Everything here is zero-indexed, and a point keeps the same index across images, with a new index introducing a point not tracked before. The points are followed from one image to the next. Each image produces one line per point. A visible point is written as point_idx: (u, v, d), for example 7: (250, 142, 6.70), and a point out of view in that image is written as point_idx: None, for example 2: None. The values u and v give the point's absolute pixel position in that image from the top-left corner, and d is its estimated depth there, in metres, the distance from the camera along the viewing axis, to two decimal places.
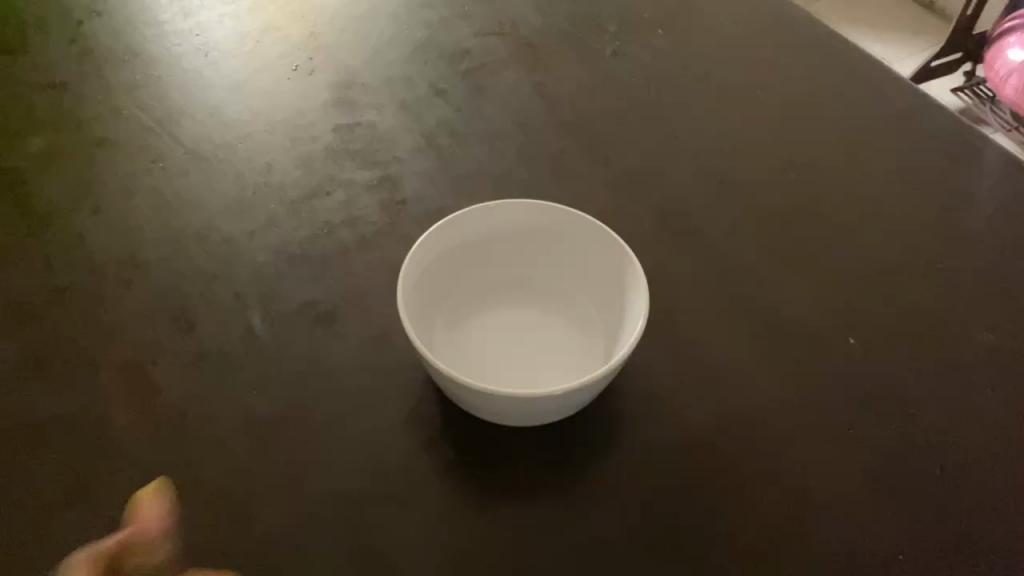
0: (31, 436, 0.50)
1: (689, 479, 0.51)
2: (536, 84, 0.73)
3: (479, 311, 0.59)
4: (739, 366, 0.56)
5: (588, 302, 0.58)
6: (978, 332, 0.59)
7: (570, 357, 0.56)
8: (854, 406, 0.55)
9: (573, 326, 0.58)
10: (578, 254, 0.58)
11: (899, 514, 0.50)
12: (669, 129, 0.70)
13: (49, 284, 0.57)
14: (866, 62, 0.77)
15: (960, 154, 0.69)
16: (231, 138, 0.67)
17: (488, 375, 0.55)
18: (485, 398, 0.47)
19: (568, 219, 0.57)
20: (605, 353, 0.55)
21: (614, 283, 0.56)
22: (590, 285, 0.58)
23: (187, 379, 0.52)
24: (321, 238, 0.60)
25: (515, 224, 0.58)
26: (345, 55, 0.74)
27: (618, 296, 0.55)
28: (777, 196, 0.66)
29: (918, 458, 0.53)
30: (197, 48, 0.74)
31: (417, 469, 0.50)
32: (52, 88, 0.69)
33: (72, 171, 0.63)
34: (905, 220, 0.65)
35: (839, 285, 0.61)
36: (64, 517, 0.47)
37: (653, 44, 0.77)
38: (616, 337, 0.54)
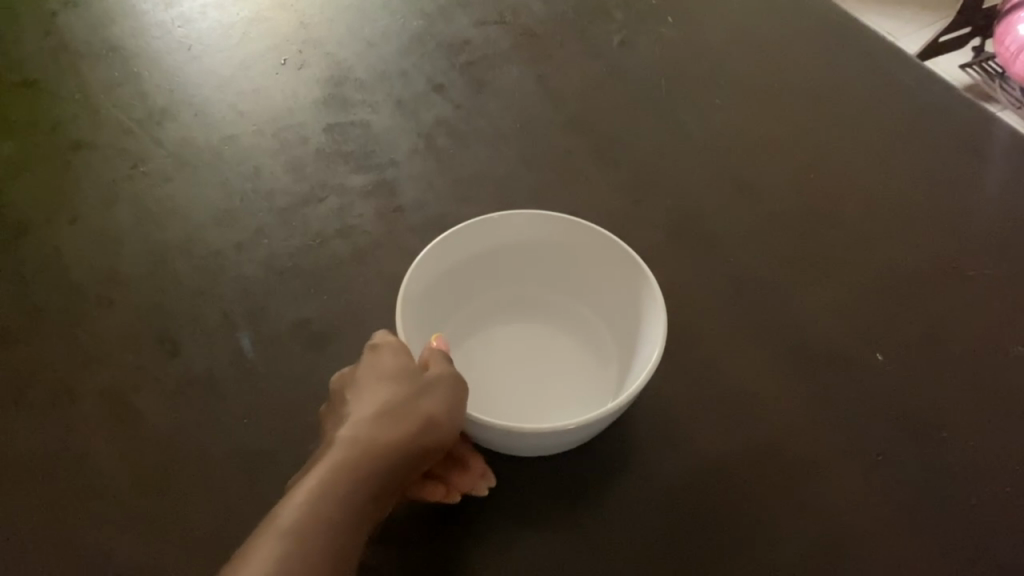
0: (6, 473, 0.47)
1: (709, 508, 0.47)
2: (539, 78, 0.69)
3: (482, 330, 0.57)
4: (760, 384, 0.53)
5: (600, 321, 0.56)
6: (1013, 344, 0.55)
7: (580, 381, 0.54)
8: (885, 426, 0.51)
9: (583, 349, 0.56)
10: (589, 270, 0.55)
11: (939, 547, 0.47)
12: (680, 127, 0.67)
13: (23, 303, 0.53)
14: (886, 51, 0.73)
15: (988, 150, 0.66)
16: (216, 140, 0.63)
17: (495, 402, 0.52)
18: (491, 432, 0.43)
19: (579, 231, 0.53)
20: (617, 378, 0.52)
21: (628, 305, 0.53)
22: (601, 305, 0.56)
23: (171, 407, 0.49)
24: (313, 250, 0.57)
25: (521, 234, 0.54)
26: (337, 47, 0.70)
27: (633, 317, 0.52)
28: (795, 199, 0.63)
29: (957, 484, 0.49)
30: (179, 41, 0.70)
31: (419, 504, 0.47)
32: (26, 87, 0.65)
33: (47, 179, 0.60)
34: (931, 223, 0.62)
35: (862, 295, 0.58)
36: (40, 562, 0.43)
37: (662, 34, 0.73)
38: (629, 363, 0.51)
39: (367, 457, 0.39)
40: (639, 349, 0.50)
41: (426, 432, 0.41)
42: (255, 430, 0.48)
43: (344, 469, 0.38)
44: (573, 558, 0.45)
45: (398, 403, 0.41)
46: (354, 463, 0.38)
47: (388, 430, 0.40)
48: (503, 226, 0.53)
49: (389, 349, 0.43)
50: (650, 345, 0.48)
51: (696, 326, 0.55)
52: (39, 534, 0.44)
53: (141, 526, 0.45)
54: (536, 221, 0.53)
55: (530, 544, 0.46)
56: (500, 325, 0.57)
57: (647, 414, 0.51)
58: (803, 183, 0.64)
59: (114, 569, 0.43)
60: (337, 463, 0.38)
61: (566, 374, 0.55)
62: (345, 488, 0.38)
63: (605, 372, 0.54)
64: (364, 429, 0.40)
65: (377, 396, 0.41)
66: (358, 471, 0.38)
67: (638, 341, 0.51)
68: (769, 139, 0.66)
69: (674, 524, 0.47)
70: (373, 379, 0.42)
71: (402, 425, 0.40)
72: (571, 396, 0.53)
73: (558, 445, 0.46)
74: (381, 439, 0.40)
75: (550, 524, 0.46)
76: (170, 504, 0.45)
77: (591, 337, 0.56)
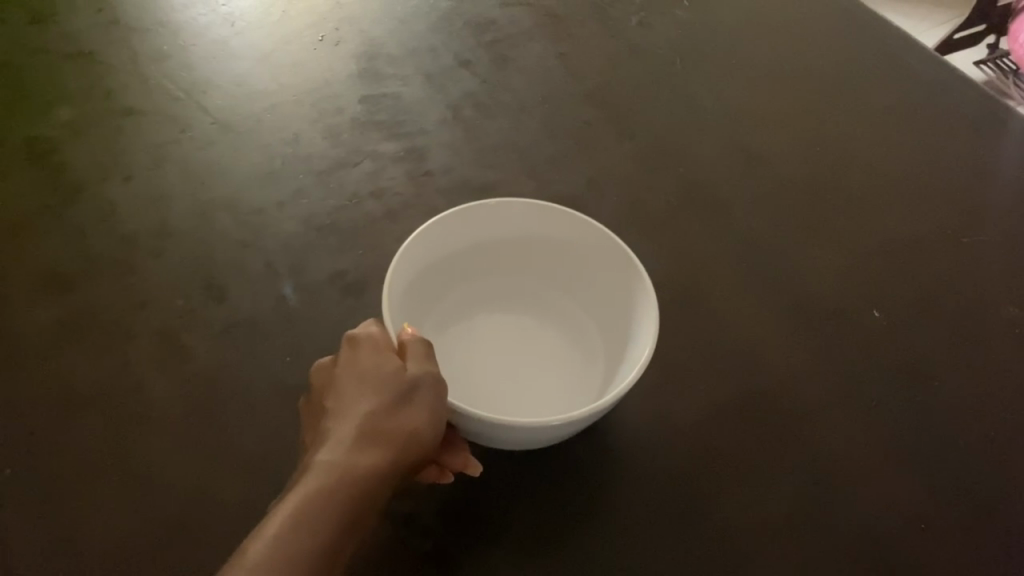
0: (68, 400, 0.51)
1: (711, 442, 0.51)
2: (561, 56, 0.73)
3: (466, 315, 0.60)
4: (764, 335, 0.57)
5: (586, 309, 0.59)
6: (1002, 306, 0.59)
7: (564, 373, 0.57)
8: (879, 378, 0.55)
9: (568, 337, 0.59)
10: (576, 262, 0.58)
11: (929, 488, 0.51)
12: (694, 101, 0.70)
13: (82, 253, 0.58)
14: (892, 34, 0.76)
15: (987, 129, 0.69)
16: (258, 109, 0.67)
17: (483, 388, 0.55)
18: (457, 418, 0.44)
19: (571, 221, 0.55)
20: (599, 377, 0.56)
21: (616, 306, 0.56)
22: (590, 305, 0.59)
23: (219, 347, 0.53)
24: (348, 210, 0.61)
25: (519, 223, 0.57)
26: (370, 25, 0.74)
27: (620, 317, 0.55)
28: (802, 169, 0.66)
29: (945, 433, 0.53)
30: (223, 18, 0.74)
31: None
32: (80, 58, 0.70)
33: (102, 141, 0.64)
34: (930, 194, 0.65)
35: (862, 258, 0.61)
36: (102, 480, 0.48)
37: (678, 15, 0.77)
38: (612, 362, 0.55)
39: (346, 479, 0.39)
40: (627, 336, 0.54)
41: (408, 443, 0.42)
42: (297, 369, 0.53)
43: (330, 484, 0.39)
44: (575, 492, 0.48)
45: (378, 413, 0.42)
46: (334, 485, 0.39)
47: (370, 444, 0.41)
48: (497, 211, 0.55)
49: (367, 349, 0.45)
50: (633, 341, 0.51)
51: (708, 283, 0.59)
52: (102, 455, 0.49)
53: (193, 451, 0.49)
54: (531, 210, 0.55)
55: (512, 500, 0.48)
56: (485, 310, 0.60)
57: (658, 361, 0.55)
58: (810, 156, 0.67)
59: (170, 487, 0.48)
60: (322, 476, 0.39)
61: (552, 361, 0.58)
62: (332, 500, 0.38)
63: (588, 370, 0.57)
64: (346, 441, 0.41)
65: (356, 402, 0.43)
66: (338, 493, 0.39)
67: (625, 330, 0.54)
68: (779, 115, 0.70)
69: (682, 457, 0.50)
70: (355, 383, 0.43)
71: (384, 438, 0.42)
72: (556, 382, 0.57)
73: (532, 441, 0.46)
74: (359, 460, 0.40)
75: (565, 452, 0.50)
76: (219, 433, 0.50)
77: (575, 323, 0.60)
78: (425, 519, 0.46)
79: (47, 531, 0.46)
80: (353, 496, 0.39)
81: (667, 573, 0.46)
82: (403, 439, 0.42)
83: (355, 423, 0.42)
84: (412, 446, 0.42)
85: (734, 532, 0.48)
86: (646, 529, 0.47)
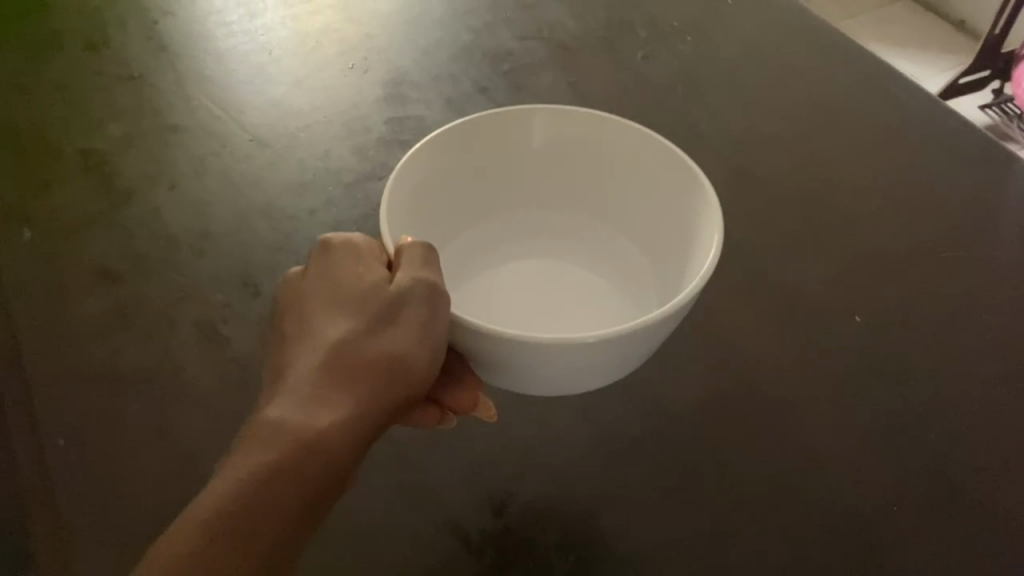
0: (115, 380, 0.56)
1: (695, 436, 0.57)
2: (572, 84, 0.79)
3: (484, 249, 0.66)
4: (746, 341, 0.63)
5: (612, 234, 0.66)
6: (979, 313, 0.63)
7: (581, 323, 0.65)
8: (856, 379, 0.60)
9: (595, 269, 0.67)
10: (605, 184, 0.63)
11: (900, 475, 0.55)
12: (693, 128, 0.76)
13: (130, 251, 0.63)
14: (884, 66, 0.81)
15: (969, 155, 0.74)
16: (293, 128, 0.73)
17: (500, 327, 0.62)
18: (488, 344, 0.46)
19: (608, 129, 0.58)
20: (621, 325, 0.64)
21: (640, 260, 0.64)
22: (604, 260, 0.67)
23: (253, 336, 0.58)
24: (374, 218, 0.66)
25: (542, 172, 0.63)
26: (396, 55, 0.81)
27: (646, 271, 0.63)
28: (792, 191, 0.72)
29: (920, 426, 0.57)
30: (260, 47, 0.82)
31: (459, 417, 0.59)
32: (132, 80, 0.77)
33: (149, 153, 0.71)
34: (914, 213, 0.70)
35: (846, 271, 0.66)
36: (143, 450, 0.53)
37: (681, 49, 0.83)
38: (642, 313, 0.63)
39: (313, 416, 0.43)
40: (673, 249, 0.59)
41: (384, 367, 0.45)
42: None
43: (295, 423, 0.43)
44: (572, 480, 0.55)
45: (354, 339, 0.45)
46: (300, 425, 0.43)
47: (344, 374, 0.44)
48: (520, 123, 0.59)
49: (341, 263, 0.48)
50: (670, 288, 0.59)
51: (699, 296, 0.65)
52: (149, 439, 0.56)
53: (227, 426, 0.54)
54: (558, 112, 0.58)
55: (516, 479, 0.55)
56: (503, 245, 0.67)
57: (650, 364, 0.61)
58: (801, 177, 0.73)
59: (207, 458, 0.52)
60: (266, 424, 0.43)
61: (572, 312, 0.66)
62: (284, 449, 0.42)
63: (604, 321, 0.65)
64: (317, 372, 0.44)
65: (335, 327, 0.46)
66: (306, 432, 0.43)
67: (670, 248, 0.60)
68: (772, 141, 0.75)
69: (666, 451, 0.57)
70: (334, 306, 0.47)
71: (354, 364, 0.45)
72: (583, 319, 0.65)
73: (526, 371, 0.48)
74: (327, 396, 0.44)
75: (562, 448, 0.57)
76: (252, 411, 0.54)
77: (599, 253, 0.67)
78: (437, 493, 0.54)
79: (94, 493, 0.51)
80: (298, 440, 0.42)
81: (648, 544, 0.52)
82: (377, 365, 0.45)
83: (319, 354, 0.45)
84: (388, 370, 0.45)
85: (716, 512, 0.53)
86: (629, 514, 0.53)
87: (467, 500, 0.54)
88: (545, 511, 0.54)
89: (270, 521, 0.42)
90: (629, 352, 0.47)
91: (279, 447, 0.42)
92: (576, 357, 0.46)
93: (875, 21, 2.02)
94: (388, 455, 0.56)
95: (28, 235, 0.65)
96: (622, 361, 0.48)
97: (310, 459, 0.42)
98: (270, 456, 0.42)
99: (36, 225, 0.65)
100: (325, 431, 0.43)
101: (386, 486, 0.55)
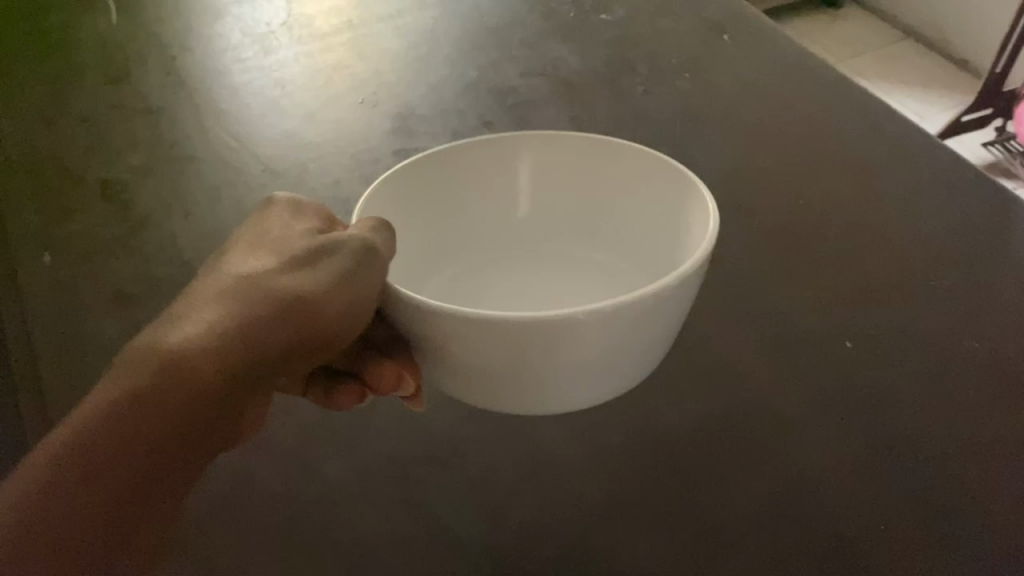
0: None
1: (687, 457, 0.59)
2: (573, 118, 0.82)
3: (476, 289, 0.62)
4: (740, 367, 0.65)
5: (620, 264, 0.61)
6: (967, 341, 0.65)
7: None
8: (846, 403, 0.62)
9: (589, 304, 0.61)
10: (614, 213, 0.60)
11: (887, 495, 0.57)
12: (691, 160, 0.79)
13: (145, 273, 0.66)
14: (877, 102, 0.84)
15: (959, 187, 0.76)
16: (304, 158, 0.76)
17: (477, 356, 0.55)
18: (475, 332, 0.43)
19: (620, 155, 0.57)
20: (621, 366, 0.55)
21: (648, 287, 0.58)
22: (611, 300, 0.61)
23: None
24: None
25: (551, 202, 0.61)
26: (404, 90, 0.84)
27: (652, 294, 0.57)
28: (786, 221, 0.74)
29: (908, 449, 0.59)
30: (274, 82, 0.85)
31: (460, 437, 0.61)
32: (151, 113, 0.81)
33: (165, 181, 0.74)
34: (904, 243, 0.72)
35: (837, 299, 0.68)
36: None
37: (680, 85, 0.86)
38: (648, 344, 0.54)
39: (201, 329, 0.42)
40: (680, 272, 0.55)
41: (285, 307, 0.43)
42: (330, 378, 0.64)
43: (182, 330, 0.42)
44: (567, 498, 0.57)
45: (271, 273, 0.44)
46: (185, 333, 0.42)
47: (248, 299, 0.43)
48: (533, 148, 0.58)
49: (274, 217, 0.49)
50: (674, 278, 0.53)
51: (694, 324, 0.68)
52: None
53: None
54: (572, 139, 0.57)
55: (513, 496, 0.57)
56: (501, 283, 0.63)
57: (646, 389, 0.64)
58: (794, 208, 0.75)
59: None
60: (144, 340, 0.42)
61: None
62: (161, 352, 0.42)
63: None
64: (223, 291, 0.44)
65: (260, 260, 0.45)
66: (187, 340, 0.42)
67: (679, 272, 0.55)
68: (767, 173, 0.78)
69: (659, 470, 0.58)
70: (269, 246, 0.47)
71: (260, 294, 0.43)
72: None
73: (520, 366, 0.45)
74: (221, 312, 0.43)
75: (559, 468, 0.59)
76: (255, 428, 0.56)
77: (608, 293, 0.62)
78: (438, 510, 0.56)
79: None
80: (166, 355, 0.41)
81: (640, 560, 0.53)
82: (281, 299, 0.43)
83: (217, 283, 0.44)
84: (289, 309, 0.43)
85: (706, 530, 0.55)
86: (623, 530, 0.55)
87: (465, 518, 0.56)
88: (540, 528, 0.56)
89: (125, 434, 0.41)
90: (613, 345, 0.44)
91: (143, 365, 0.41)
92: (549, 345, 0.43)
93: (878, 60, 2.06)
94: (391, 474, 0.58)
95: (48, 259, 0.68)
96: (609, 357, 0.45)
97: (177, 374, 0.41)
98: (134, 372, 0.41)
99: (56, 250, 0.68)
100: (196, 346, 0.42)
101: (388, 503, 0.57)
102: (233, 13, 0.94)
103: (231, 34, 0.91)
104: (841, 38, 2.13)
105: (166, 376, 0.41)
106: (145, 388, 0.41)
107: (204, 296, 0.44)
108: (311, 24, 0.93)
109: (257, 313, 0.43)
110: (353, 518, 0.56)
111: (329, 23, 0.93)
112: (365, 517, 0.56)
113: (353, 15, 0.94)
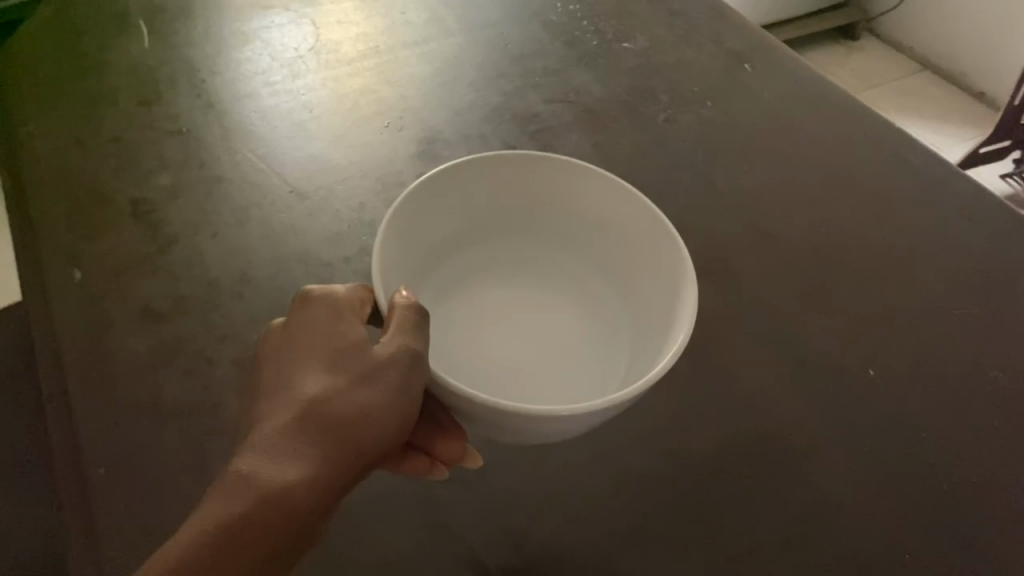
0: (157, 416, 0.62)
1: (710, 479, 0.60)
2: (596, 145, 0.83)
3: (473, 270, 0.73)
4: (761, 387, 0.65)
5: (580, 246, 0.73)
6: (989, 369, 0.65)
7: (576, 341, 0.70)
8: (866, 427, 0.62)
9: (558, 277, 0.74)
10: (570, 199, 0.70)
11: (908, 524, 0.57)
12: (711, 185, 0.80)
13: (175, 292, 0.70)
14: (897, 131, 0.85)
15: (978, 216, 0.77)
16: (331, 181, 0.80)
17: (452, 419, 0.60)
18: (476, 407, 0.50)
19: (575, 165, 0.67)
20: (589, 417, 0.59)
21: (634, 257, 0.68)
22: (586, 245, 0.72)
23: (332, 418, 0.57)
24: (373, 176, 0.81)
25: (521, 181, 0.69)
26: (429, 115, 0.86)
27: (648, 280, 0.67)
28: (807, 246, 0.74)
29: (930, 477, 0.60)
30: (301, 105, 0.87)
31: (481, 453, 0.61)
32: (179, 133, 0.83)
33: (194, 201, 0.77)
34: (925, 268, 0.72)
35: (858, 322, 0.69)
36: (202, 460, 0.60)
37: (701, 113, 0.87)
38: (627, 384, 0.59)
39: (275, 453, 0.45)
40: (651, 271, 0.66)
41: (355, 424, 0.47)
42: None
43: (259, 458, 0.45)
44: (591, 518, 0.58)
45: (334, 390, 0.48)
46: (259, 462, 0.45)
47: (321, 424, 0.47)
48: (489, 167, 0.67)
49: (312, 316, 0.51)
50: (669, 279, 0.62)
51: (719, 345, 0.67)
52: (192, 477, 0.59)
53: None
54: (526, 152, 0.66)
55: (537, 517, 0.58)
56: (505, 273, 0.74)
57: (666, 405, 0.64)
58: (815, 233, 0.75)
59: None
60: (224, 490, 0.44)
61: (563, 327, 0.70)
62: (238, 490, 0.44)
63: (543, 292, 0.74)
64: (293, 416, 0.47)
65: (316, 376, 0.48)
66: (260, 468, 0.45)
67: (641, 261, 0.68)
68: (788, 197, 0.78)
69: (681, 495, 0.59)
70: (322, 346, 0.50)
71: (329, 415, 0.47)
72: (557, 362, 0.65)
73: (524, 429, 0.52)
74: (297, 441, 0.46)
75: (580, 486, 0.59)
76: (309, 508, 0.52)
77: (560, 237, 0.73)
78: (462, 530, 0.57)
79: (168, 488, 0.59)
80: (254, 498, 0.44)
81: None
82: (344, 415, 0.47)
83: (290, 405, 0.47)
84: (354, 424, 0.47)
85: (729, 555, 0.56)
86: (645, 554, 0.56)
87: (489, 537, 0.57)
88: (566, 549, 0.56)
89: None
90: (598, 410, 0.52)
91: (239, 493, 0.44)
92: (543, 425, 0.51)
93: (895, 91, 2.07)
94: (412, 488, 0.58)
95: (79, 276, 0.71)
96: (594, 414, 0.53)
97: (249, 513, 0.44)
98: (225, 505, 0.44)
99: (87, 267, 0.71)
100: (273, 478, 0.45)
101: (411, 520, 0.57)
102: (262, 36, 0.96)
103: (260, 58, 0.93)
104: (857, 69, 2.15)
105: (269, 513, 0.44)
106: (222, 532, 0.43)
107: (268, 421, 0.47)
108: (337, 49, 0.94)
109: (323, 435, 0.46)
110: (378, 534, 0.56)
111: (356, 48, 0.94)
112: (389, 534, 0.56)
113: (380, 41, 0.96)
